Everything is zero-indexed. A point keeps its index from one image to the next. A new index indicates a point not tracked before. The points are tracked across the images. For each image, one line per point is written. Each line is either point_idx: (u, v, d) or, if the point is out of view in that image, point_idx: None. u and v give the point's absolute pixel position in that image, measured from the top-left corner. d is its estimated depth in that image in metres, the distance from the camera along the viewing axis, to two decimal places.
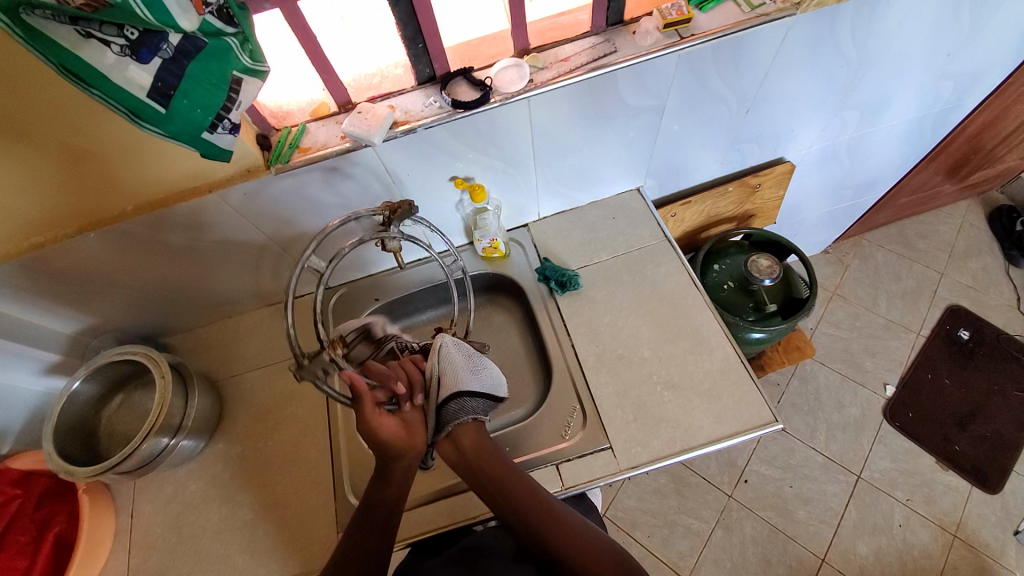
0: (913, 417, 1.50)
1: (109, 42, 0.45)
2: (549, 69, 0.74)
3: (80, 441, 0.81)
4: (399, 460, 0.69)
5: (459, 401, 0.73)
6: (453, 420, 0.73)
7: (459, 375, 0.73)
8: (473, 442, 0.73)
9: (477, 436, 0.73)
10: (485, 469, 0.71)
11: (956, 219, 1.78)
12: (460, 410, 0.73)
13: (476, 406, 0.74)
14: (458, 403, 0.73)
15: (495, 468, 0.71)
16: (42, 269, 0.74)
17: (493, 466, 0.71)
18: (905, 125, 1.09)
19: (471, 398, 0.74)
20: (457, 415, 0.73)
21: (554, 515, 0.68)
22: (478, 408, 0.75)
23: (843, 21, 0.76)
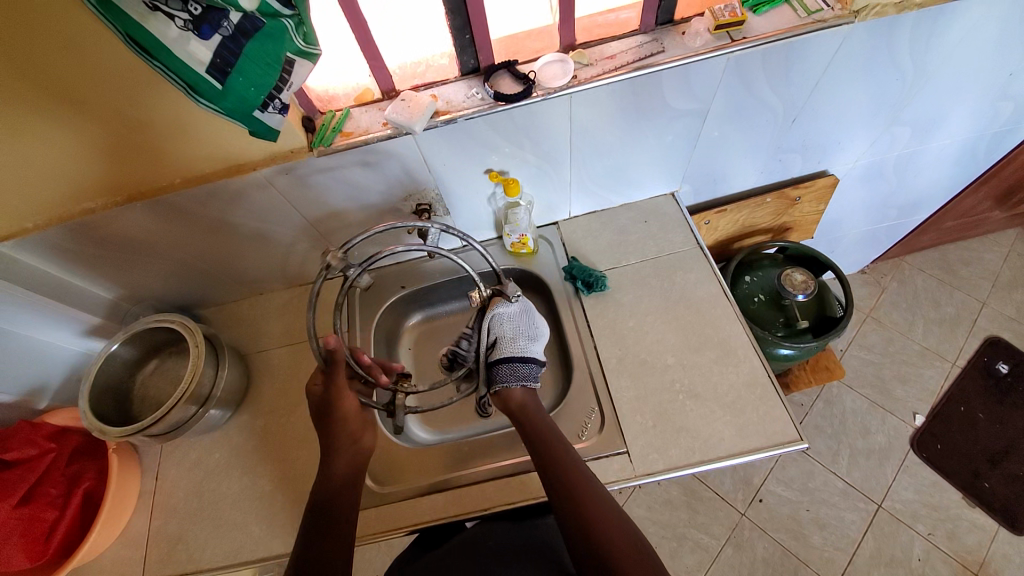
0: (941, 450, 1.44)
1: (173, 16, 0.47)
2: (594, 66, 0.73)
3: (114, 402, 0.84)
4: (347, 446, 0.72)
5: (513, 363, 0.76)
6: (505, 381, 0.76)
7: (516, 339, 0.78)
8: (526, 410, 0.75)
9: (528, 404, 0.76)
10: (538, 430, 0.72)
11: (1003, 247, 1.70)
12: (512, 371, 0.76)
13: (526, 373, 0.77)
14: (510, 367, 0.76)
15: (549, 432, 0.72)
16: (90, 234, 0.77)
17: (546, 430, 0.72)
18: (958, 145, 1.04)
19: (526, 363, 0.77)
20: (507, 377, 0.76)
21: (592, 490, 0.66)
22: (529, 375, 0.77)
23: (903, 34, 0.73)
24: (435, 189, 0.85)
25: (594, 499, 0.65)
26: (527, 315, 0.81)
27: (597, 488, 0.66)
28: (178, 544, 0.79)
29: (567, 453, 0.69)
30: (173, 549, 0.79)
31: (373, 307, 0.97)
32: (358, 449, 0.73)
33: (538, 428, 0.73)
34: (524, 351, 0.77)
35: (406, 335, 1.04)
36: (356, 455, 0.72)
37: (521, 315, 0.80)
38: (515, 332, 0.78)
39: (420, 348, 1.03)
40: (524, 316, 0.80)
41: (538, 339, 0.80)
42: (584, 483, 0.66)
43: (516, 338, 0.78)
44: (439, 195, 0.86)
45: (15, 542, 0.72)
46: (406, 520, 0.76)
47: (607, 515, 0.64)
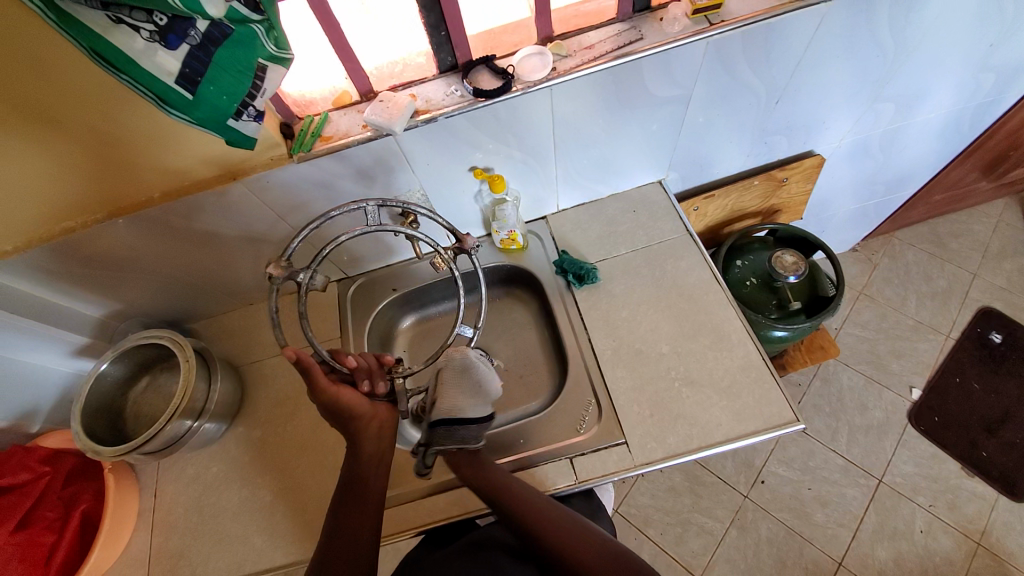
0: (938, 421, 1.45)
1: (138, 28, 0.46)
2: (573, 57, 0.72)
3: (107, 422, 0.83)
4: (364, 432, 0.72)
5: (450, 428, 0.76)
6: (440, 445, 0.75)
7: (461, 400, 0.79)
8: (469, 462, 0.74)
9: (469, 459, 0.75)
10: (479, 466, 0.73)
11: (991, 218, 1.71)
12: (448, 435, 0.75)
13: (465, 436, 0.76)
14: (448, 429, 0.76)
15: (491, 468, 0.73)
16: (71, 253, 0.75)
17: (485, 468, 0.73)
18: (942, 118, 1.04)
19: (464, 424, 0.77)
20: (444, 439, 0.75)
21: (545, 506, 0.69)
22: (468, 438, 0.76)
23: (880, 11, 0.73)
24: (420, 189, 0.84)
25: (547, 515, 0.68)
26: (466, 373, 0.79)
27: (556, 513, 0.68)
28: (181, 559, 0.79)
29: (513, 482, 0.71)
30: (176, 565, 0.78)
31: (364, 311, 0.97)
32: (382, 421, 0.74)
33: (478, 469, 0.73)
34: (463, 416, 0.77)
35: (400, 337, 1.03)
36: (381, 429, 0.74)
37: (461, 374, 0.79)
38: (460, 393, 0.79)
39: (415, 350, 1.02)
40: (465, 375, 0.79)
41: (480, 397, 0.80)
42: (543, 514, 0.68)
43: (457, 398, 0.78)
44: (425, 195, 0.85)
45: (15, 567, 0.71)
46: (409, 523, 0.76)
47: (567, 534, 0.66)
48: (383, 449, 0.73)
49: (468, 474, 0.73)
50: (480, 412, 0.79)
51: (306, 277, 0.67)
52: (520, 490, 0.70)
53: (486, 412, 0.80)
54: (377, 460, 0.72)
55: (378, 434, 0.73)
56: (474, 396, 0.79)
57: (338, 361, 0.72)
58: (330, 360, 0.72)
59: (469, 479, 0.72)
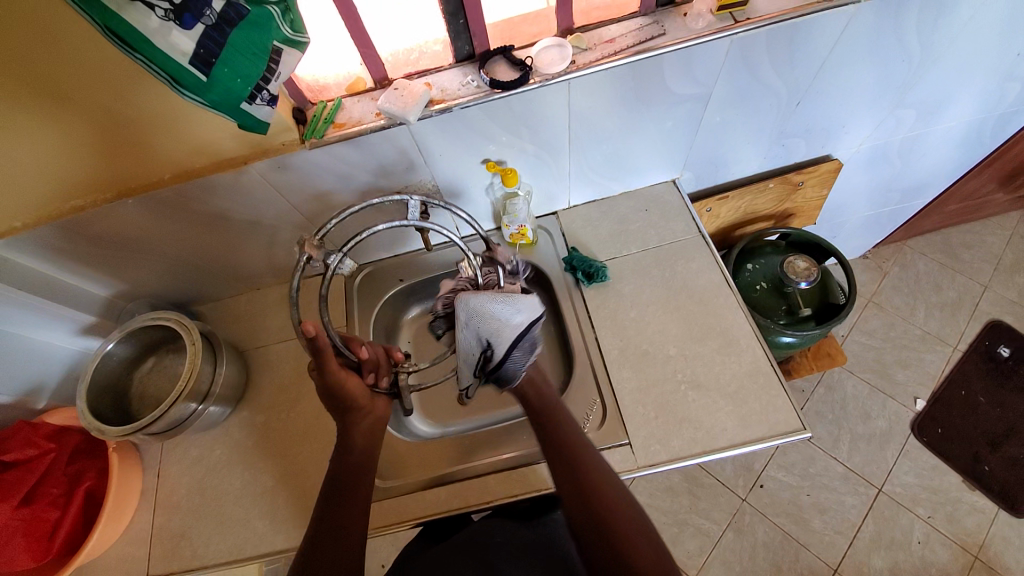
0: (941, 433, 1.44)
1: (153, 6, 0.45)
2: (593, 50, 0.71)
3: (112, 401, 0.84)
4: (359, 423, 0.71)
5: (516, 347, 0.70)
6: (519, 372, 0.71)
7: (499, 323, 0.69)
8: (537, 395, 0.73)
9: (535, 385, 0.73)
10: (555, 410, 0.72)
11: (1006, 230, 1.68)
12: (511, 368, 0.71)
13: (530, 342, 0.72)
14: (511, 360, 0.70)
15: (565, 418, 0.71)
16: (80, 232, 0.75)
17: (562, 414, 0.72)
18: (965, 127, 1.02)
19: (525, 335, 0.71)
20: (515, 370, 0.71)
21: (604, 478, 0.65)
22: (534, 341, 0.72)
23: (911, 14, 0.71)
24: (431, 180, 0.83)
25: (605, 487, 0.64)
26: (484, 304, 0.70)
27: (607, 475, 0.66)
28: (182, 540, 0.79)
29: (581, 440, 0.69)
30: (177, 546, 0.79)
31: (370, 301, 0.96)
32: (376, 418, 0.73)
33: (551, 410, 0.72)
34: (518, 330, 0.70)
35: (404, 328, 1.03)
36: (375, 423, 0.72)
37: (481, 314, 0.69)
38: (495, 327, 0.69)
39: (420, 341, 1.02)
40: (487, 308, 0.69)
41: (515, 308, 0.70)
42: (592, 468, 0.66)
43: (494, 332, 0.69)
44: (436, 186, 0.84)
45: (18, 542, 0.72)
46: (409, 513, 0.75)
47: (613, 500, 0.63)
48: (374, 443, 0.71)
49: (538, 411, 0.72)
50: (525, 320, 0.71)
51: (335, 260, 0.66)
52: (585, 451, 0.68)
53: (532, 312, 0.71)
54: (366, 452, 0.70)
55: (371, 427, 0.71)
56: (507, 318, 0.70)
57: (349, 348, 0.72)
58: (342, 347, 0.71)
59: (534, 416, 0.72)
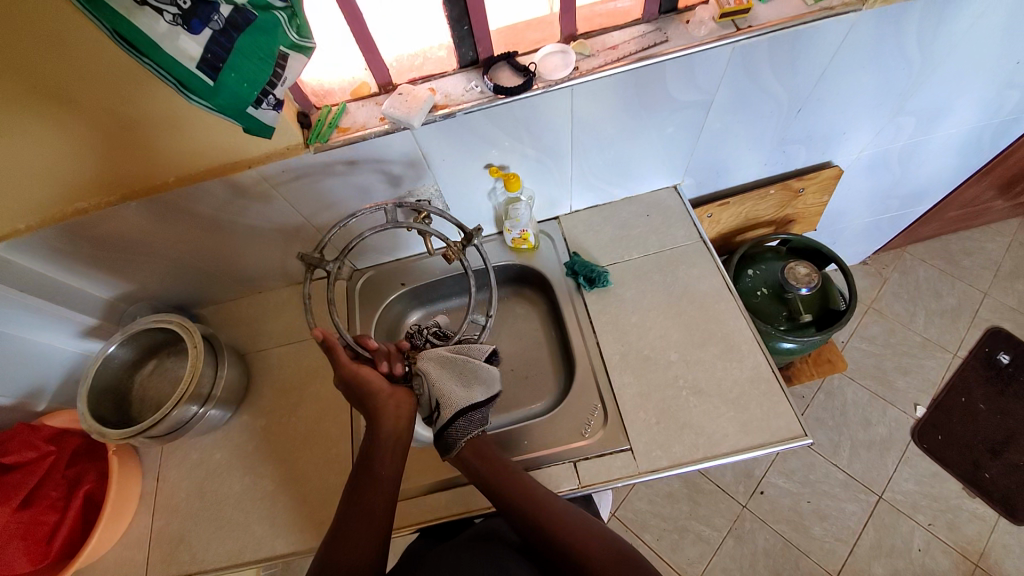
0: (941, 440, 1.44)
1: (162, 11, 0.46)
2: (597, 56, 0.71)
3: (112, 404, 0.83)
4: (383, 408, 0.69)
5: (465, 416, 0.70)
6: (462, 437, 0.70)
7: (455, 390, 0.70)
8: (477, 453, 0.71)
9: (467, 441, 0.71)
10: (495, 465, 0.70)
11: (1005, 237, 1.69)
12: (465, 426, 0.70)
13: (481, 416, 0.71)
14: (464, 420, 0.70)
15: (509, 470, 0.69)
16: (82, 234, 0.75)
17: (504, 467, 0.70)
18: (964, 134, 1.03)
19: (475, 408, 0.71)
20: (465, 431, 0.70)
21: (565, 518, 0.65)
22: (482, 416, 0.71)
23: (910, 22, 0.72)
24: (434, 184, 0.83)
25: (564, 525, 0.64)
26: (448, 365, 0.72)
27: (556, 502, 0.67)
28: (180, 545, 0.79)
29: (531, 489, 0.67)
30: (175, 550, 0.78)
31: (372, 304, 0.96)
32: (399, 402, 0.70)
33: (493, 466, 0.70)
34: (470, 402, 0.70)
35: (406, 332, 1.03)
36: (398, 410, 0.69)
37: (445, 367, 0.72)
38: (449, 390, 0.70)
39: None
40: (449, 371, 0.72)
41: (476, 381, 0.71)
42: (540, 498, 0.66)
43: (453, 390, 0.70)
44: (438, 190, 0.85)
45: (17, 546, 0.71)
46: (411, 518, 0.75)
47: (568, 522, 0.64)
48: (400, 432, 0.68)
49: (478, 470, 0.70)
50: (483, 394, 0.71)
51: (335, 266, 0.68)
52: (538, 495, 0.67)
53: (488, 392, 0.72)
54: (394, 441, 0.68)
55: (395, 412, 0.69)
56: (469, 373, 0.71)
57: (362, 345, 0.75)
58: (354, 344, 0.74)
59: (476, 475, 0.70)
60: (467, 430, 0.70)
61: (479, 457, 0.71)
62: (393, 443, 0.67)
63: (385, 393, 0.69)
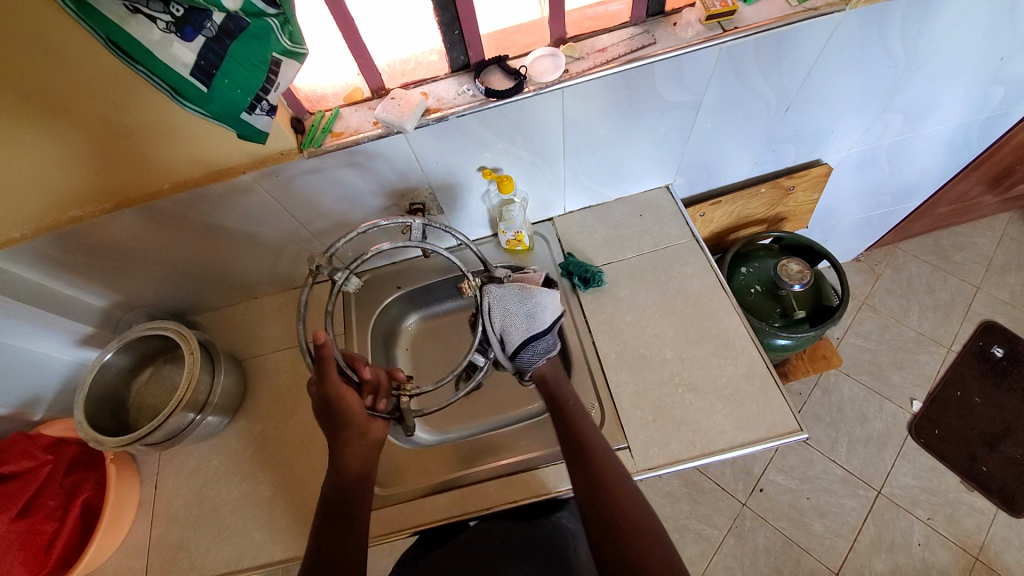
0: (938, 434, 1.45)
1: (155, 18, 0.46)
2: (585, 59, 0.72)
3: (109, 412, 0.83)
4: (354, 441, 0.70)
5: (528, 346, 0.77)
6: (530, 364, 0.78)
7: (518, 326, 0.76)
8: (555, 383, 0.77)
9: (572, 411, 0.74)
10: (592, 449, 0.69)
11: (995, 232, 1.70)
12: (532, 355, 0.77)
13: (546, 345, 0.78)
14: (529, 350, 0.77)
15: (604, 460, 0.68)
16: (78, 242, 0.75)
17: (601, 453, 0.68)
18: (951, 131, 1.04)
19: (537, 340, 0.76)
20: (532, 359, 0.78)
21: (613, 473, 0.67)
22: (546, 346, 0.78)
23: (894, 21, 0.73)
24: (428, 188, 0.84)
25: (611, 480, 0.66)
26: (513, 297, 0.77)
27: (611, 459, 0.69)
28: (179, 553, 0.78)
29: (619, 489, 0.65)
30: (173, 558, 0.78)
31: (368, 308, 0.96)
32: (369, 440, 0.71)
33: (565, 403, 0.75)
34: (530, 332, 0.76)
35: (403, 335, 1.03)
36: (367, 448, 0.71)
37: (511, 304, 0.77)
38: (507, 321, 0.76)
39: (418, 348, 1.02)
40: (514, 302, 0.76)
41: (539, 312, 0.76)
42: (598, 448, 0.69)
43: (517, 324, 0.76)
44: (433, 194, 0.85)
45: (15, 555, 0.71)
46: (410, 521, 0.75)
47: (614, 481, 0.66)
48: (366, 466, 0.70)
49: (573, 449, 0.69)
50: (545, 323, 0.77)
51: (343, 277, 0.68)
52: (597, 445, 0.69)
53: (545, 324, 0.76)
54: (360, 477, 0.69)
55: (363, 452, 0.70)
56: (534, 310, 0.76)
57: (352, 368, 0.74)
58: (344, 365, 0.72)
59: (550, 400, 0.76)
60: (534, 359, 0.78)
61: (580, 437, 0.70)
62: (361, 477, 0.69)
63: (359, 430, 0.70)
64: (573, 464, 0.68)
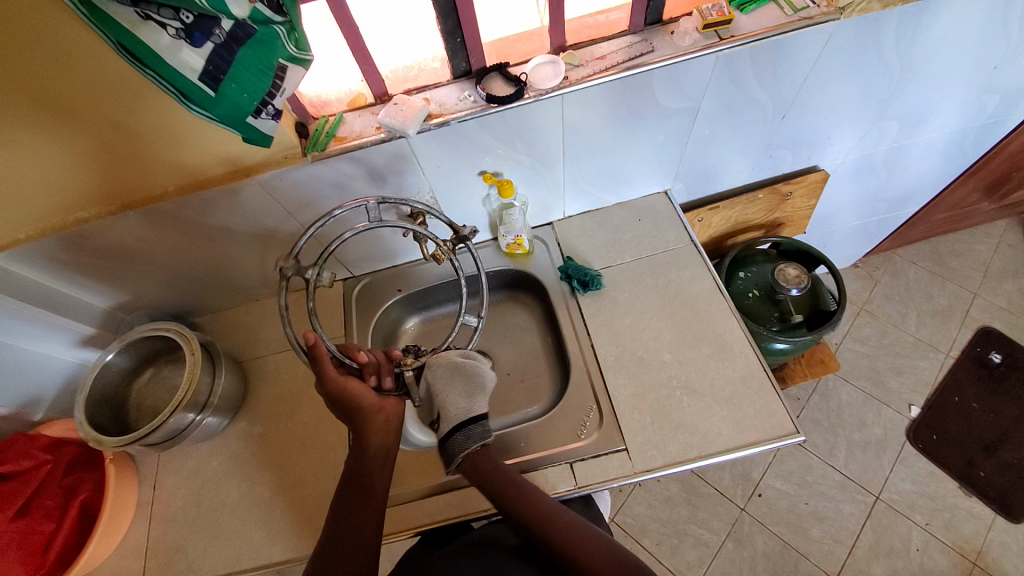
0: (936, 440, 1.45)
1: (165, 25, 0.48)
2: (585, 66, 0.74)
3: (110, 412, 0.84)
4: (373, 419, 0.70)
5: (463, 429, 0.72)
6: (461, 450, 0.72)
7: (454, 404, 0.74)
8: (483, 468, 0.72)
9: (495, 465, 0.72)
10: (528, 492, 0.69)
11: (992, 238, 1.72)
12: (465, 438, 0.72)
13: (479, 433, 0.73)
14: (463, 432, 0.72)
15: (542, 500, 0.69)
16: (82, 243, 0.76)
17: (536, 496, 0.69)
18: (946, 138, 1.06)
19: (473, 425, 0.73)
20: (464, 443, 0.72)
21: (576, 532, 0.66)
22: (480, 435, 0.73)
23: (887, 31, 0.75)
24: (430, 192, 0.85)
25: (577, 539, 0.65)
26: (455, 374, 0.75)
27: (568, 518, 0.67)
28: (178, 553, 0.79)
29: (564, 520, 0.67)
30: (173, 558, 0.78)
31: (369, 311, 0.97)
32: (388, 416, 0.72)
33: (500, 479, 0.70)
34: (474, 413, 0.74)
35: (404, 337, 1.04)
36: (388, 423, 0.71)
37: (452, 375, 0.75)
38: (454, 394, 0.74)
39: None
40: (455, 378, 0.75)
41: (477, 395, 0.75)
42: (550, 514, 0.67)
43: (454, 403, 0.74)
44: (434, 198, 0.87)
45: (12, 554, 0.71)
46: (408, 522, 0.76)
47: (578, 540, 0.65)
48: (389, 444, 0.71)
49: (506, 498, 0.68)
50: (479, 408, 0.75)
51: (313, 273, 0.67)
52: (550, 513, 0.67)
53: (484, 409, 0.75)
54: (383, 454, 0.70)
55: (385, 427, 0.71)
56: (473, 386, 0.76)
57: (347, 356, 0.73)
58: (340, 355, 0.72)
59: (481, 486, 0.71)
60: (467, 442, 0.72)
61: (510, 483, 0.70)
62: (383, 454, 0.70)
63: (374, 410, 0.70)
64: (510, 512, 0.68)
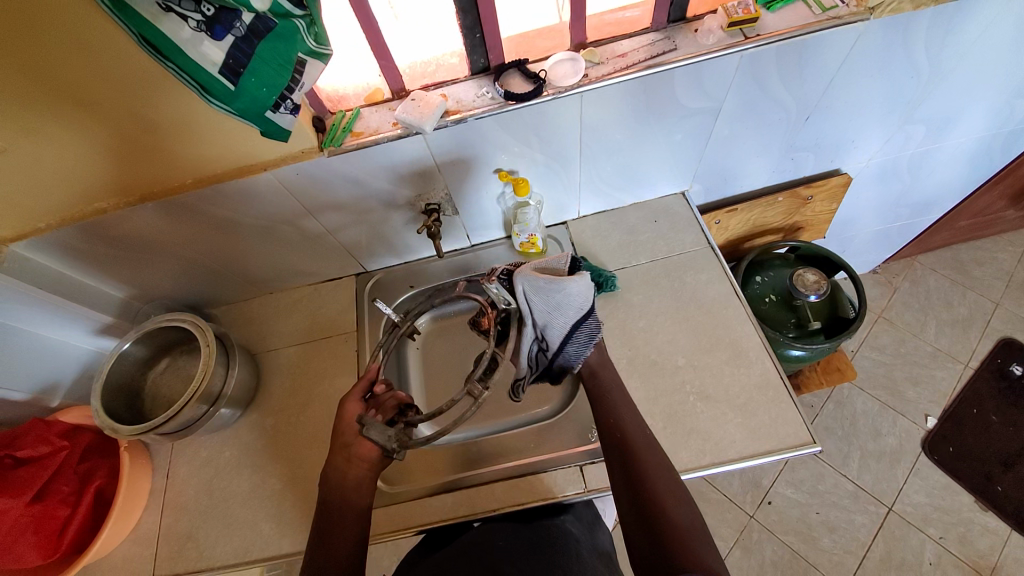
0: (953, 452, 1.42)
1: (187, 17, 0.48)
2: (605, 64, 0.72)
3: (125, 401, 0.85)
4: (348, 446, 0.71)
5: (572, 340, 0.75)
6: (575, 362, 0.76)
7: (556, 318, 0.73)
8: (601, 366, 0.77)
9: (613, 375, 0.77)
10: (638, 453, 0.67)
11: (1017, 247, 1.67)
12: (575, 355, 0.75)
13: (586, 334, 0.75)
14: (572, 347, 0.75)
15: (650, 466, 0.65)
16: (99, 232, 0.77)
17: (641, 440, 0.68)
18: (973, 144, 1.03)
19: (578, 330, 0.75)
20: (578, 352, 0.75)
21: (649, 451, 0.67)
22: (591, 335, 0.75)
23: (918, 33, 0.72)
24: (445, 189, 0.85)
25: (649, 454, 0.67)
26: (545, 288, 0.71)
27: (647, 437, 0.69)
28: (188, 542, 0.80)
29: (655, 470, 0.65)
30: (183, 547, 0.79)
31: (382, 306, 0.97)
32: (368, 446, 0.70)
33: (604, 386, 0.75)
34: (581, 311, 0.74)
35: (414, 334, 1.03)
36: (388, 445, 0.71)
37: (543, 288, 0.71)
38: (557, 312, 0.73)
39: (429, 348, 1.02)
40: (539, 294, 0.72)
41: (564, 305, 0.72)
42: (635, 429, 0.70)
43: (557, 319, 0.73)
44: (449, 195, 0.86)
45: (28, 539, 0.72)
46: (415, 519, 0.76)
47: (649, 455, 0.67)
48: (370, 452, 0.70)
49: (617, 451, 0.68)
50: (582, 309, 0.75)
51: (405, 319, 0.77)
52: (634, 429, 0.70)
53: (585, 305, 0.75)
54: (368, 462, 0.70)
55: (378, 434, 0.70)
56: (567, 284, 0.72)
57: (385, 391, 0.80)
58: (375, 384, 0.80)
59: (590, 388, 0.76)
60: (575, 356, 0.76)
61: (625, 436, 0.69)
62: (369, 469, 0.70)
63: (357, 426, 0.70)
64: (618, 466, 0.67)
